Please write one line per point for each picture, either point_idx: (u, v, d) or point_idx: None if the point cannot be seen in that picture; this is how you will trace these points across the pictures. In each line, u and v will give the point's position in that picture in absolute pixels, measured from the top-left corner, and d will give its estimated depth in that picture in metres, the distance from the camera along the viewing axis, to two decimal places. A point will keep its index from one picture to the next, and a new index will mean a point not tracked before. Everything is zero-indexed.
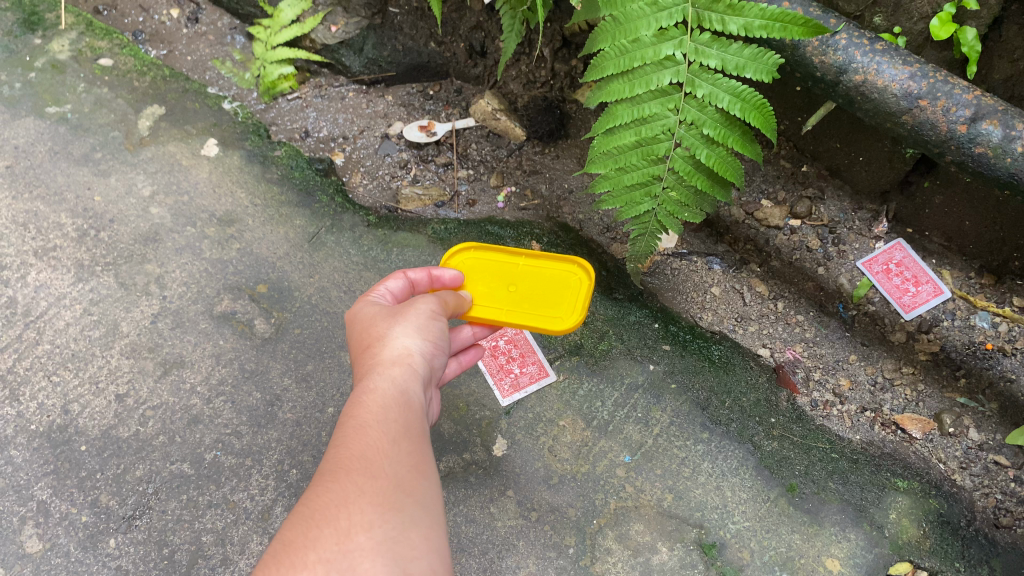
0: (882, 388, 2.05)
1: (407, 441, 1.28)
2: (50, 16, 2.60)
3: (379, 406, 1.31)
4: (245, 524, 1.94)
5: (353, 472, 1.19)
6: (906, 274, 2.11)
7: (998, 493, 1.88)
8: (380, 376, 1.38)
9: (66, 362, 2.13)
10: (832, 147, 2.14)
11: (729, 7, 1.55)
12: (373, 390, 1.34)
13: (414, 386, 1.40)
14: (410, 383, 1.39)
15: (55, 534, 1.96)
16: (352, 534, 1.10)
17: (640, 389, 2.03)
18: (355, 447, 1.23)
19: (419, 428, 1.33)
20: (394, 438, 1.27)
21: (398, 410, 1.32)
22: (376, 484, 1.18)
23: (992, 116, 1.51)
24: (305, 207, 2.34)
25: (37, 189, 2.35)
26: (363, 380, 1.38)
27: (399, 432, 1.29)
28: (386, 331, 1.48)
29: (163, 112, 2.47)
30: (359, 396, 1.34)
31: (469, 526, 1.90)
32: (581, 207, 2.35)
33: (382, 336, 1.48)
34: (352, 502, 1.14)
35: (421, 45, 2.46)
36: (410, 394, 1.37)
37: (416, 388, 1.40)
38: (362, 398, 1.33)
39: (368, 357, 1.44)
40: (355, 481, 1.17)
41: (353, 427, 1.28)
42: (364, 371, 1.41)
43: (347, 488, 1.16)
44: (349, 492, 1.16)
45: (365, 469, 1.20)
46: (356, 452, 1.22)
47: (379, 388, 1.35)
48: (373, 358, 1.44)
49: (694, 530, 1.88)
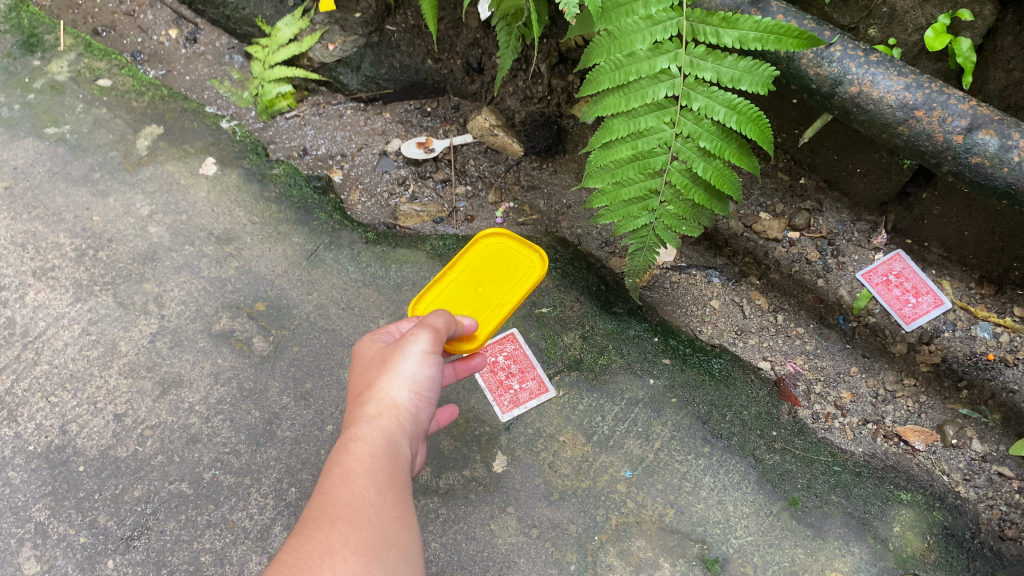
0: (883, 400, 2.04)
1: (393, 492, 1.26)
2: (50, 38, 2.64)
3: (366, 455, 1.28)
4: (244, 544, 1.92)
5: (337, 521, 1.17)
6: (906, 285, 2.13)
7: (1003, 505, 1.86)
8: (370, 422, 1.34)
9: (65, 382, 2.12)
10: (829, 159, 2.16)
11: (723, 20, 1.57)
12: (361, 437, 1.31)
13: (402, 438, 1.36)
14: (398, 434, 1.35)
15: (53, 555, 1.94)
16: None
17: (640, 404, 2.00)
18: (341, 495, 1.21)
19: (404, 481, 1.30)
20: (380, 487, 1.25)
21: (385, 460, 1.29)
22: (360, 534, 1.16)
23: (987, 126, 1.52)
24: (304, 224, 2.34)
25: (36, 210, 2.35)
26: (349, 428, 1.34)
27: (385, 482, 1.26)
28: (381, 378, 1.42)
29: (161, 132, 2.49)
30: (346, 442, 1.31)
31: (469, 543, 1.87)
32: (578, 222, 2.38)
33: (374, 383, 1.41)
34: (337, 552, 1.13)
35: (418, 62, 2.51)
36: (398, 445, 1.34)
37: (404, 440, 1.36)
38: (348, 444, 1.30)
39: (361, 401, 1.39)
40: (340, 530, 1.15)
41: (339, 474, 1.25)
42: (353, 416, 1.37)
43: (332, 538, 1.14)
44: (334, 541, 1.14)
45: (351, 518, 1.18)
46: (342, 499, 1.20)
47: (367, 436, 1.32)
48: (362, 405, 1.38)
49: (696, 545, 1.85)
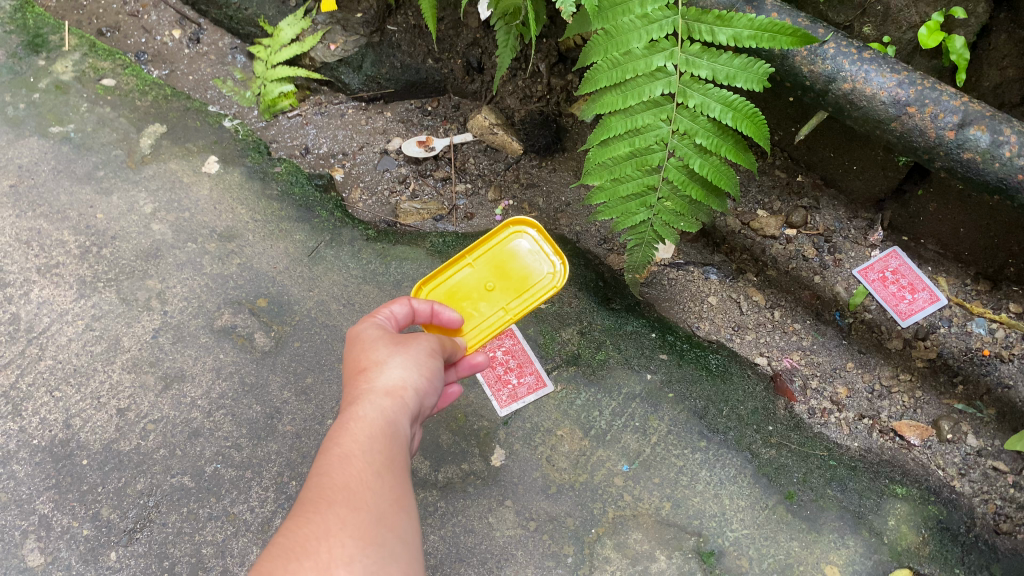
0: (879, 395, 2.06)
1: (392, 474, 1.27)
2: (54, 38, 2.67)
3: (365, 437, 1.29)
4: (245, 536, 1.94)
5: (335, 504, 1.18)
6: (902, 281, 2.15)
7: (997, 499, 1.89)
8: (370, 403, 1.35)
9: (68, 377, 2.14)
10: (826, 157, 2.19)
11: (717, 18, 1.59)
12: (362, 418, 1.32)
13: (403, 419, 1.38)
14: (399, 416, 1.37)
15: (57, 548, 1.96)
16: (333, 567, 1.10)
17: (638, 399, 2.02)
18: (339, 477, 1.22)
19: (403, 463, 1.32)
20: (378, 469, 1.26)
21: (385, 442, 1.30)
22: (358, 517, 1.17)
23: (979, 122, 1.54)
24: (305, 221, 2.37)
25: (40, 207, 2.38)
26: (350, 408, 1.35)
27: (384, 464, 1.27)
28: (384, 360, 1.44)
29: (164, 130, 2.52)
30: (346, 422, 1.32)
31: (467, 536, 1.89)
32: (577, 220, 2.41)
33: (377, 365, 1.43)
34: (333, 535, 1.14)
35: (419, 62, 2.54)
36: (398, 426, 1.35)
37: (405, 421, 1.38)
38: (348, 424, 1.31)
39: (361, 381, 1.41)
40: (337, 513, 1.17)
41: (337, 455, 1.26)
42: (353, 396, 1.38)
43: (329, 521, 1.15)
44: (331, 524, 1.15)
45: (349, 501, 1.19)
46: (339, 481, 1.21)
47: (367, 417, 1.33)
48: (363, 386, 1.40)
49: (692, 538, 1.86)
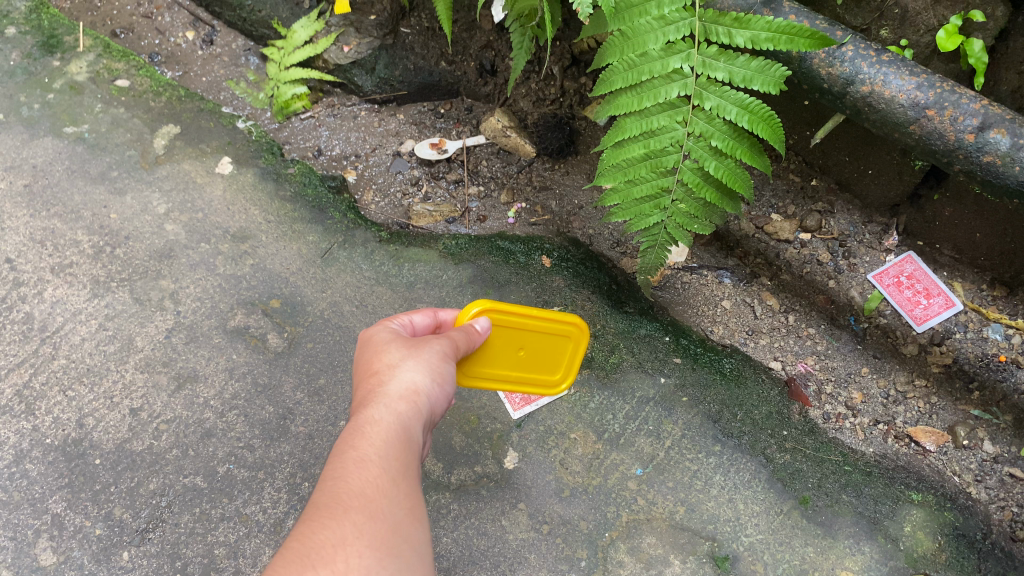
0: (894, 401, 2.05)
1: (406, 482, 1.26)
2: (69, 39, 2.69)
3: (381, 442, 1.28)
4: (257, 537, 1.94)
5: (350, 511, 1.17)
6: (918, 286, 2.14)
7: (1014, 506, 1.86)
8: (383, 407, 1.33)
9: (82, 376, 2.15)
10: (841, 161, 2.19)
11: (734, 21, 1.59)
12: (376, 422, 1.30)
13: (416, 424, 1.36)
14: (413, 421, 1.35)
15: (69, 547, 1.96)
16: None
17: (651, 402, 2.01)
18: (353, 483, 1.21)
19: (416, 470, 1.31)
20: (393, 477, 1.25)
21: (400, 448, 1.29)
22: (373, 527, 1.17)
23: (999, 125, 1.53)
24: (318, 223, 2.37)
25: (54, 207, 2.39)
26: (363, 411, 1.33)
27: (398, 471, 1.26)
28: (398, 362, 1.41)
29: (178, 131, 2.53)
30: (361, 425, 1.30)
31: (480, 539, 1.88)
32: (590, 222, 2.40)
33: (391, 366, 1.41)
34: (350, 544, 1.13)
35: (432, 64, 2.55)
36: (411, 433, 1.33)
37: (418, 428, 1.37)
38: (363, 428, 1.29)
39: (374, 383, 1.38)
40: (353, 521, 1.16)
41: (353, 460, 1.24)
42: (366, 398, 1.36)
43: (345, 529, 1.15)
44: (347, 533, 1.14)
45: (364, 508, 1.18)
46: (354, 488, 1.20)
47: (381, 420, 1.31)
48: (376, 387, 1.37)
49: (706, 543, 1.85)
